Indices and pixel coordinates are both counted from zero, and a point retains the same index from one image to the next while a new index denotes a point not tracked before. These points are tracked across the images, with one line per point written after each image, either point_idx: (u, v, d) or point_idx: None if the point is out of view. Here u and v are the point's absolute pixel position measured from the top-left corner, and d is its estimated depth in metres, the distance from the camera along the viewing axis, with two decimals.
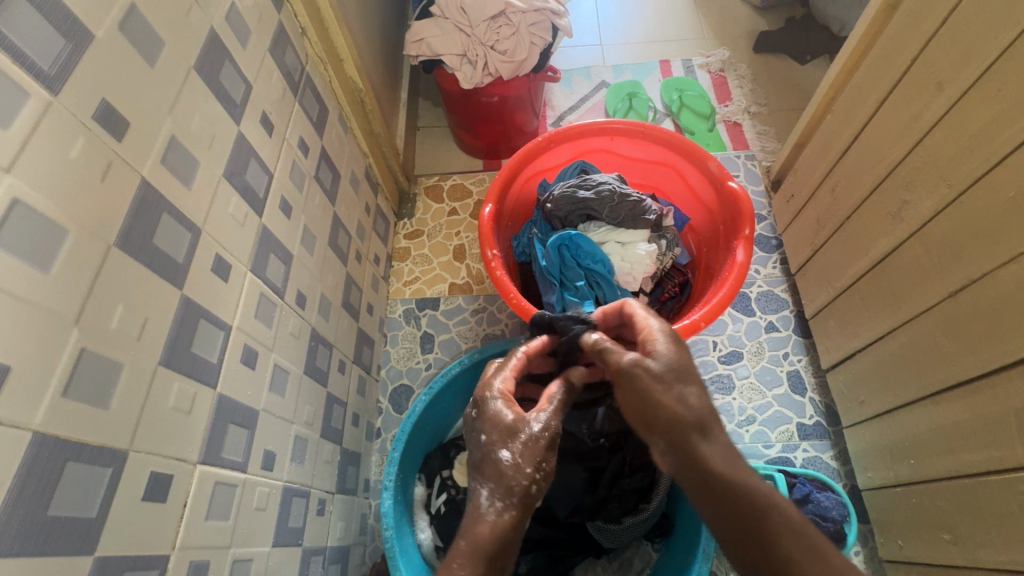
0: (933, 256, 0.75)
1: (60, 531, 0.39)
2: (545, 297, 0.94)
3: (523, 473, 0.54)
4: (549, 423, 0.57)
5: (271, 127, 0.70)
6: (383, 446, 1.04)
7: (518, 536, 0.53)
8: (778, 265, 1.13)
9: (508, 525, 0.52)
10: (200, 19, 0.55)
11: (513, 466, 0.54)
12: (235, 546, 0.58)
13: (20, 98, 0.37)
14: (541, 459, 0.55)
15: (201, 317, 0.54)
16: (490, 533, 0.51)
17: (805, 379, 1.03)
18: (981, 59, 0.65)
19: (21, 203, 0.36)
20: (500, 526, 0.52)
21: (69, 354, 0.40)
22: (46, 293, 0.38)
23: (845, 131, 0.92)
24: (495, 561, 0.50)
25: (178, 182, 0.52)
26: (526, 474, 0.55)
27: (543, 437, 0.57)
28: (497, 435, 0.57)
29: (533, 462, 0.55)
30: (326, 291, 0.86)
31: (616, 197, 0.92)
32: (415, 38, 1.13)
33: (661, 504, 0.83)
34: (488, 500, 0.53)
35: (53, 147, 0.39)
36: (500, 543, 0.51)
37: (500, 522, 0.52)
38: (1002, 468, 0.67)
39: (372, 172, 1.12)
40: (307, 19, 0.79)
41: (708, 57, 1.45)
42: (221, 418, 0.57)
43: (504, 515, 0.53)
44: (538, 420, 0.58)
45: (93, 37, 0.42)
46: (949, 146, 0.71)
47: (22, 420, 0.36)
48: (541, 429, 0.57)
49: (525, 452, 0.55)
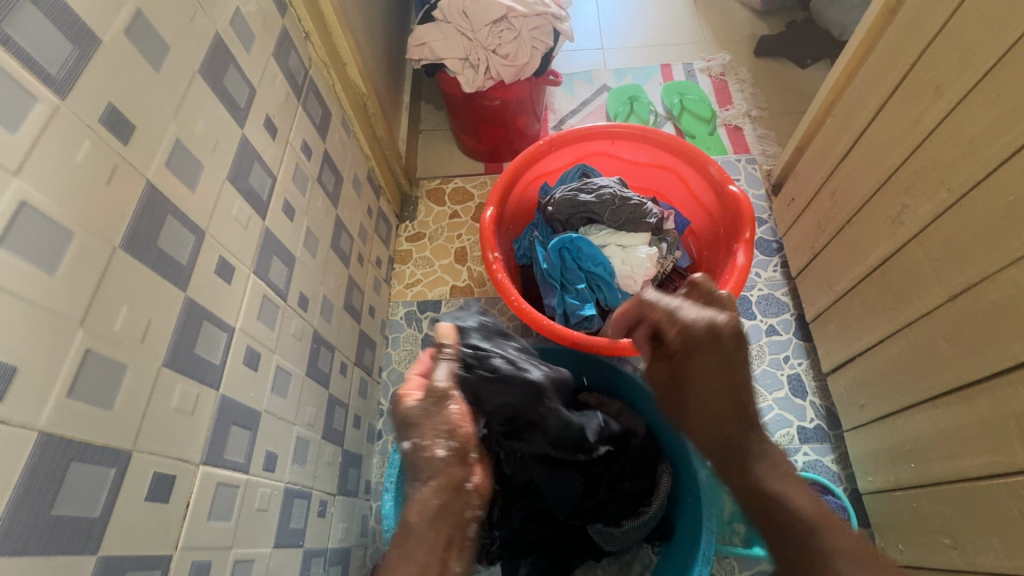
0: (933, 260, 0.75)
1: (65, 531, 0.39)
2: (545, 299, 0.95)
3: (427, 451, 0.52)
4: (437, 390, 0.56)
5: (274, 130, 0.71)
6: (383, 448, 1.04)
7: (447, 501, 0.51)
8: (778, 269, 1.13)
9: (434, 496, 0.50)
10: (205, 23, 0.56)
11: (415, 447, 0.53)
12: (237, 547, 0.58)
13: (28, 103, 0.37)
14: (435, 424, 0.53)
15: (204, 318, 0.54)
16: (420, 516, 0.49)
17: (806, 383, 1.03)
18: (980, 63, 0.66)
19: (28, 206, 0.37)
20: (426, 499, 0.50)
21: (74, 355, 0.40)
22: (51, 295, 0.38)
23: (845, 135, 0.92)
24: (430, 532, 0.49)
25: (183, 185, 0.52)
26: (432, 448, 0.52)
27: (433, 407, 0.55)
28: (401, 423, 0.55)
29: (434, 433, 0.53)
30: (328, 293, 0.86)
31: (616, 201, 0.93)
32: (418, 42, 1.14)
33: (660, 509, 0.84)
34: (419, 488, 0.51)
35: (60, 151, 0.39)
36: (435, 516, 0.50)
37: (426, 495, 0.51)
38: (1003, 472, 0.67)
39: (375, 175, 1.12)
40: (310, 24, 0.80)
41: (708, 62, 1.46)
42: (224, 419, 0.57)
43: (427, 485, 0.51)
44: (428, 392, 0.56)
45: (100, 42, 0.43)
46: (949, 150, 0.71)
47: (28, 420, 0.36)
48: (430, 402, 0.55)
49: (419, 430, 0.54)
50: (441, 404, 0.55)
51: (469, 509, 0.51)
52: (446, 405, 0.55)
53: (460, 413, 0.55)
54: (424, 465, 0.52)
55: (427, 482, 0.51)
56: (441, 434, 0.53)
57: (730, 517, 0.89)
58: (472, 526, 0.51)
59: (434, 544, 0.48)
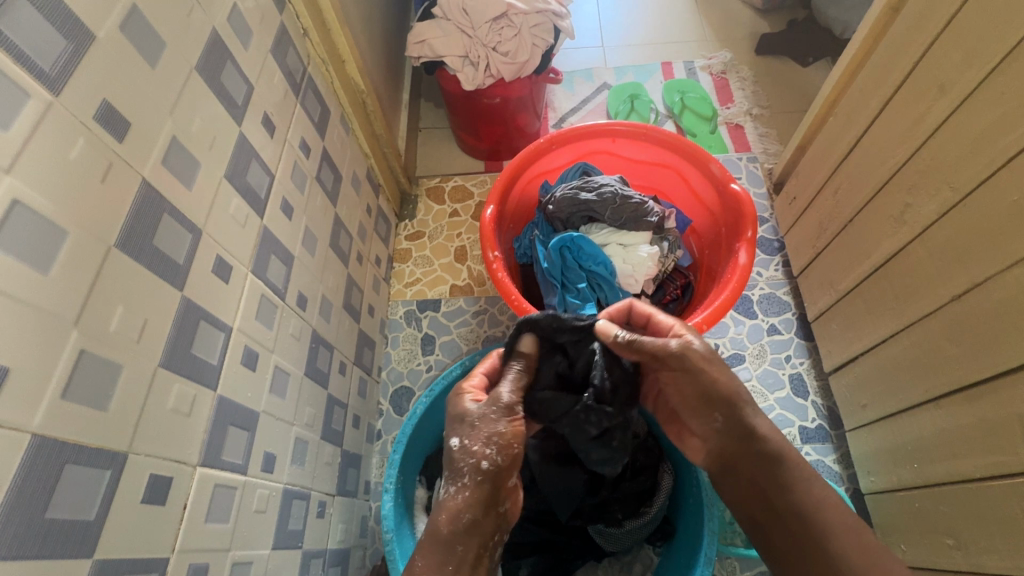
0: (936, 260, 0.75)
1: (59, 534, 0.38)
2: (546, 298, 0.94)
3: (472, 457, 0.54)
4: (499, 401, 0.58)
5: (272, 127, 0.70)
6: (383, 448, 1.03)
7: (480, 514, 0.53)
8: (780, 268, 1.12)
9: (468, 509, 0.52)
10: (202, 20, 0.55)
11: (461, 450, 0.55)
12: (235, 548, 0.57)
13: (20, 99, 0.37)
14: (489, 434, 0.55)
15: (201, 318, 0.54)
16: (449, 522, 0.52)
17: (807, 382, 1.02)
18: (985, 61, 0.65)
19: (21, 204, 0.36)
20: (459, 509, 0.52)
21: (68, 356, 0.39)
22: (44, 295, 0.38)
23: (847, 133, 0.92)
24: (458, 546, 0.51)
25: (180, 184, 0.52)
26: (477, 454, 0.54)
27: (492, 412, 0.58)
28: (455, 421, 0.59)
29: (484, 441, 0.55)
30: (327, 292, 0.86)
31: (618, 200, 0.92)
32: (417, 39, 1.13)
33: (662, 507, 0.82)
34: (450, 491, 0.54)
35: (52, 148, 0.39)
36: (466, 530, 0.52)
37: (456, 505, 0.52)
38: (1006, 473, 0.67)
39: (374, 173, 1.12)
40: (309, 21, 0.79)
41: (709, 60, 1.45)
42: (221, 420, 0.56)
43: (460, 496, 0.53)
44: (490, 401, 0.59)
45: (94, 38, 0.42)
46: (953, 149, 0.70)
47: (21, 422, 0.36)
48: (487, 408, 0.58)
49: (470, 436, 0.56)
50: (497, 416, 0.57)
51: (496, 527, 0.53)
52: (503, 415, 0.57)
53: (514, 429, 0.56)
54: (467, 472, 0.54)
55: (456, 489, 0.53)
56: (491, 445, 0.55)
57: (730, 517, 0.89)
58: (496, 544, 0.54)
59: (461, 560, 0.51)
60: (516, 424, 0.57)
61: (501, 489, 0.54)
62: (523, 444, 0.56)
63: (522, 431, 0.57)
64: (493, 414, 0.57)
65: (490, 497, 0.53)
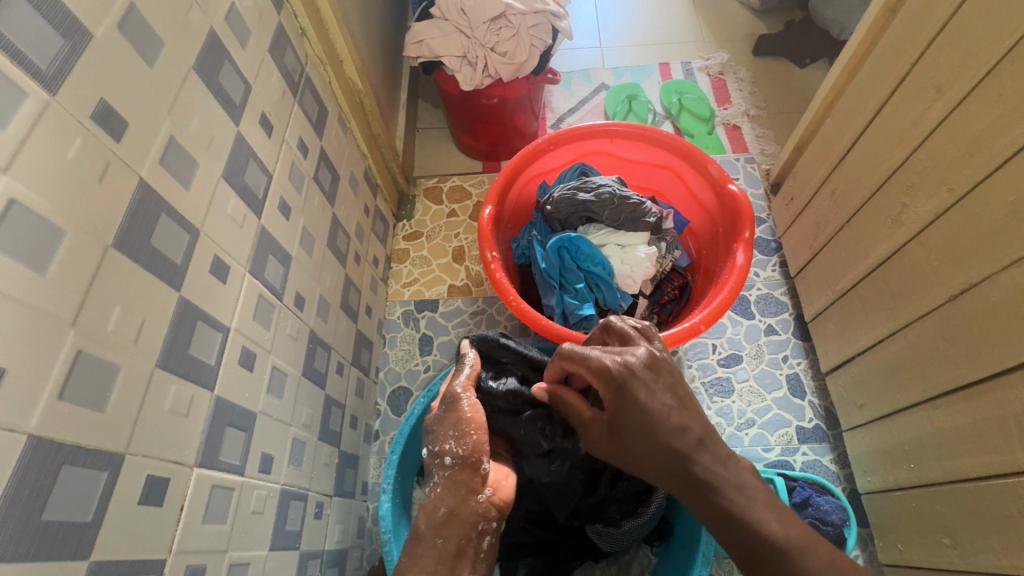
0: (933, 261, 0.75)
1: (55, 536, 0.38)
2: (544, 298, 0.94)
3: (438, 454, 0.59)
4: (449, 395, 0.65)
5: (270, 127, 0.70)
6: (381, 448, 1.03)
7: (453, 504, 0.54)
8: (777, 268, 1.13)
9: (441, 502, 0.54)
10: (200, 19, 0.55)
11: (432, 452, 0.60)
12: (233, 549, 0.57)
13: (18, 98, 0.36)
14: (448, 430, 0.61)
15: (199, 318, 0.54)
16: (424, 515, 0.53)
17: (804, 382, 1.02)
18: (982, 63, 0.65)
19: (17, 204, 0.36)
20: (435, 504, 0.54)
21: (65, 356, 0.39)
22: (42, 295, 0.38)
23: (844, 135, 0.92)
24: (438, 539, 0.51)
25: (177, 183, 0.51)
26: (443, 451, 0.59)
27: (448, 412, 0.63)
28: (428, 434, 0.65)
29: (445, 439, 0.60)
30: (325, 293, 0.85)
31: (616, 200, 0.92)
32: (415, 39, 1.13)
33: (660, 508, 0.81)
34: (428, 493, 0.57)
35: (50, 148, 0.39)
36: (441, 523, 0.52)
37: (431, 500, 0.55)
38: (1002, 472, 0.67)
39: (372, 173, 1.12)
40: (307, 21, 0.79)
41: (707, 61, 1.45)
42: (219, 421, 0.56)
43: (434, 491, 0.56)
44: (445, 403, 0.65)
45: (92, 37, 0.42)
46: (950, 150, 0.71)
47: (17, 423, 0.36)
48: (444, 409, 0.64)
49: (435, 437, 0.61)
50: (453, 413, 0.62)
51: (476, 516, 0.54)
52: (458, 408, 0.63)
53: (470, 418, 0.61)
54: (437, 470, 0.58)
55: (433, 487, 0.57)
56: (449, 440, 0.60)
57: None
58: (482, 535, 0.54)
59: (441, 552, 0.50)
60: (471, 414, 0.62)
61: (475, 479, 0.57)
62: (483, 431, 0.60)
63: (478, 418, 0.61)
64: (449, 411, 0.63)
65: (462, 486, 0.56)
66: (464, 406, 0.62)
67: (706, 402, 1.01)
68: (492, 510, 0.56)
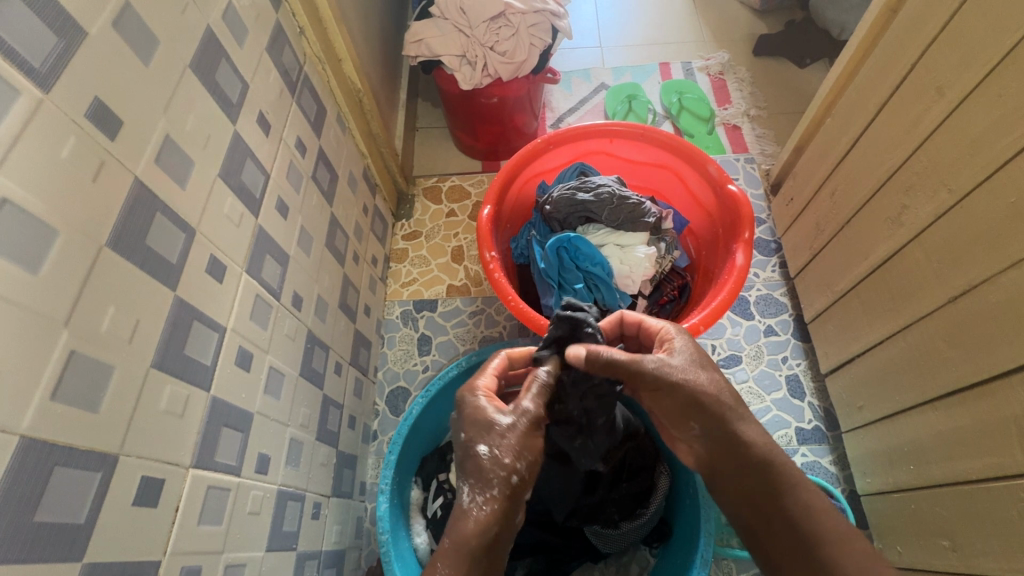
0: (933, 262, 0.75)
1: (47, 538, 0.38)
2: (543, 299, 0.94)
3: (502, 466, 0.53)
4: (531, 409, 0.57)
5: (268, 126, 0.70)
6: (378, 449, 1.03)
7: (507, 527, 0.52)
8: (777, 269, 1.12)
9: (493, 521, 0.51)
10: (197, 17, 0.55)
11: (492, 459, 0.53)
12: (229, 551, 0.57)
13: (11, 96, 0.36)
14: (519, 447, 0.54)
15: (194, 318, 0.53)
16: (474, 529, 0.50)
17: (804, 383, 1.02)
18: (982, 64, 0.65)
19: (9, 203, 0.36)
20: (487, 522, 0.51)
21: (59, 356, 0.39)
22: (34, 295, 0.37)
23: (844, 135, 0.92)
24: (481, 560, 0.50)
25: (173, 182, 0.51)
26: (505, 465, 0.53)
27: (522, 424, 0.56)
28: (476, 427, 0.56)
29: (512, 452, 0.54)
30: (323, 292, 0.85)
31: (615, 200, 0.92)
32: (414, 38, 1.13)
33: (658, 508, 0.82)
34: (478, 503, 0.52)
35: (43, 146, 0.38)
36: (489, 543, 0.50)
37: (483, 515, 0.51)
38: (1002, 475, 0.67)
39: (371, 173, 1.11)
40: (305, 19, 0.79)
41: (707, 60, 1.45)
42: (215, 422, 0.56)
43: (487, 509, 0.51)
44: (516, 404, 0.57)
45: (86, 35, 0.42)
46: (951, 151, 0.70)
47: (9, 424, 0.35)
48: (519, 417, 0.56)
49: (503, 442, 0.54)
50: (528, 427, 0.56)
51: (510, 536, 0.53)
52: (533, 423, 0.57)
53: (540, 442, 0.56)
54: (496, 484, 0.52)
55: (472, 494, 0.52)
56: (522, 459, 0.54)
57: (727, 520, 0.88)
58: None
59: (482, 569, 0.49)
60: (539, 433, 0.57)
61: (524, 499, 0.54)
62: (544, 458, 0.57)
63: (542, 444, 0.57)
64: (521, 423, 0.56)
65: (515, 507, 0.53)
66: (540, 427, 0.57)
67: None
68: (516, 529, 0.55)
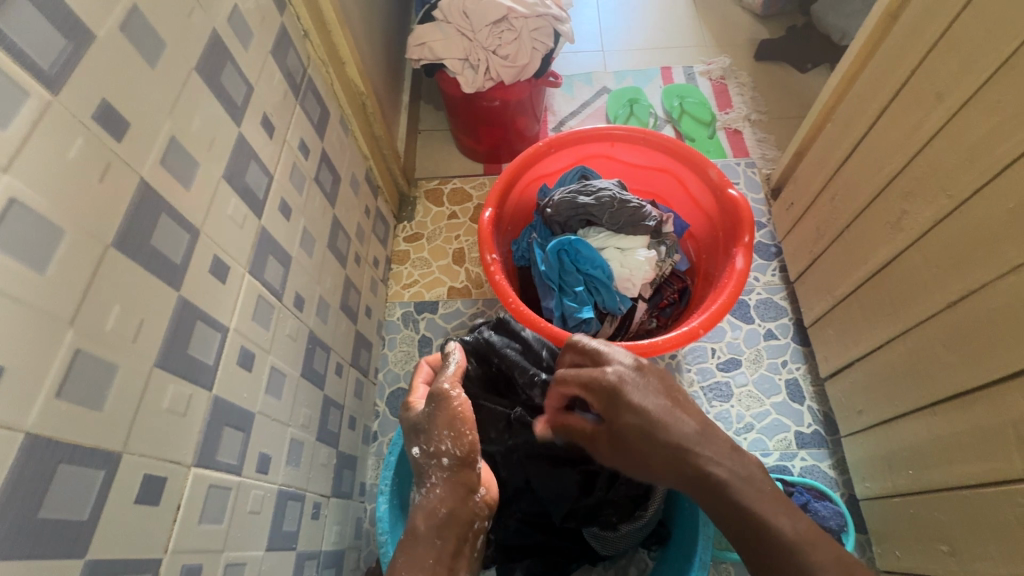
0: (931, 267, 0.75)
1: (51, 534, 0.38)
2: (543, 302, 0.94)
3: (431, 455, 0.58)
4: (436, 391, 0.62)
5: (272, 128, 0.70)
6: (378, 450, 1.03)
7: (455, 508, 0.55)
8: (777, 273, 1.13)
9: (441, 505, 0.55)
10: (202, 20, 0.55)
11: (424, 454, 0.59)
12: (229, 550, 0.57)
13: (20, 98, 0.37)
14: (443, 430, 0.58)
15: (198, 318, 0.54)
16: (423, 518, 0.54)
17: (803, 388, 1.02)
18: (981, 71, 0.66)
19: (18, 203, 0.36)
20: (435, 506, 0.55)
21: (64, 354, 0.39)
22: (41, 293, 0.38)
23: (844, 140, 0.92)
24: (436, 541, 0.53)
25: (178, 184, 0.52)
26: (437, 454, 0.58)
27: (435, 410, 0.61)
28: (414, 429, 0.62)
29: (436, 439, 0.58)
30: (325, 293, 0.86)
31: (615, 204, 0.92)
32: (418, 42, 1.14)
33: (657, 511, 0.81)
34: (424, 495, 0.56)
35: (51, 147, 0.39)
36: (442, 524, 0.54)
37: (429, 501, 0.55)
38: (1000, 480, 0.67)
39: (373, 175, 1.12)
40: (310, 23, 0.80)
41: (709, 65, 1.46)
42: (217, 420, 0.56)
43: (432, 496, 0.56)
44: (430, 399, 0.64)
45: (94, 38, 0.42)
46: (949, 157, 0.71)
47: (15, 421, 0.36)
48: (432, 406, 0.61)
49: (427, 430, 0.60)
50: (444, 410, 0.60)
51: (472, 516, 0.56)
52: (449, 403, 0.60)
53: (464, 417, 0.59)
54: (432, 471, 0.58)
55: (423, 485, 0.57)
56: (446, 441, 0.58)
57: None
58: (476, 534, 0.56)
59: (440, 552, 0.52)
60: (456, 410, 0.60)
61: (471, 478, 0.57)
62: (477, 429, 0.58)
63: (471, 416, 0.59)
64: (437, 408, 0.61)
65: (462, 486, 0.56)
66: (454, 403, 0.60)
67: (705, 406, 1.01)
68: (486, 509, 0.58)
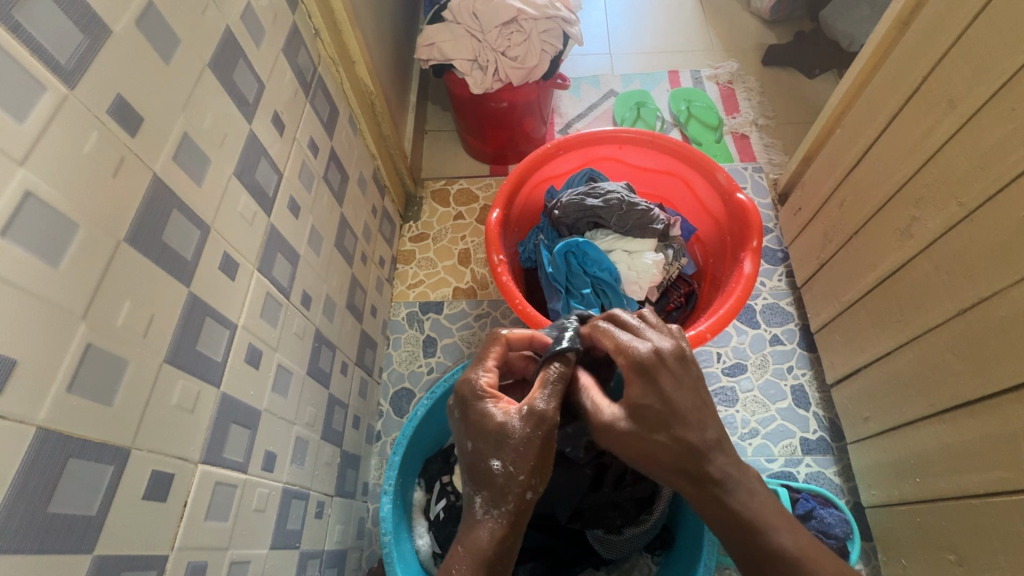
0: (942, 274, 0.75)
1: (59, 528, 0.38)
2: (550, 303, 0.93)
3: (518, 481, 0.54)
4: (546, 420, 0.56)
5: (282, 126, 0.70)
6: (382, 449, 1.03)
7: (518, 540, 0.53)
8: (784, 278, 1.12)
9: (507, 534, 0.52)
10: (216, 17, 0.55)
11: (507, 474, 0.54)
12: (234, 547, 0.57)
13: (36, 92, 0.37)
14: (536, 463, 0.55)
15: (207, 315, 0.54)
16: (488, 542, 0.51)
17: (809, 394, 1.02)
18: (994, 77, 0.65)
19: (33, 196, 0.36)
20: (503, 535, 0.52)
21: (76, 349, 0.39)
22: (53, 287, 0.38)
23: (854, 146, 0.92)
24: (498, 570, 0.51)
25: (189, 179, 0.52)
26: (522, 480, 0.54)
27: (538, 437, 0.55)
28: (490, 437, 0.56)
29: (526, 467, 0.54)
30: (331, 292, 0.86)
31: (624, 206, 0.91)
32: (427, 42, 1.14)
33: (662, 515, 0.81)
34: (492, 516, 0.53)
35: (66, 141, 0.39)
36: (503, 554, 0.52)
37: (494, 521, 0.53)
38: (1008, 490, 0.67)
39: (380, 174, 1.12)
40: (321, 21, 0.80)
41: (717, 69, 1.46)
42: (224, 418, 0.56)
43: (503, 523, 0.53)
44: (531, 415, 0.56)
45: (111, 33, 0.42)
46: (961, 164, 0.71)
47: (27, 414, 0.36)
48: (535, 429, 0.55)
49: (516, 450, 0.54)
50: (545, 442, 0.56)
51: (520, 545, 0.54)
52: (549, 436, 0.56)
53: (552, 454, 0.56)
54: (510, 498, 0.53)
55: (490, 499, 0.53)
56: (535, 475, 0.54)
57: None
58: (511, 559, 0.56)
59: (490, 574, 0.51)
60: (550, 446, 0.56)
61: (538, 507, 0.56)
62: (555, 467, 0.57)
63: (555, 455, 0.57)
64: (540, 438, 0.55)
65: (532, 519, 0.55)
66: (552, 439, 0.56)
67: None
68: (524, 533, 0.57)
